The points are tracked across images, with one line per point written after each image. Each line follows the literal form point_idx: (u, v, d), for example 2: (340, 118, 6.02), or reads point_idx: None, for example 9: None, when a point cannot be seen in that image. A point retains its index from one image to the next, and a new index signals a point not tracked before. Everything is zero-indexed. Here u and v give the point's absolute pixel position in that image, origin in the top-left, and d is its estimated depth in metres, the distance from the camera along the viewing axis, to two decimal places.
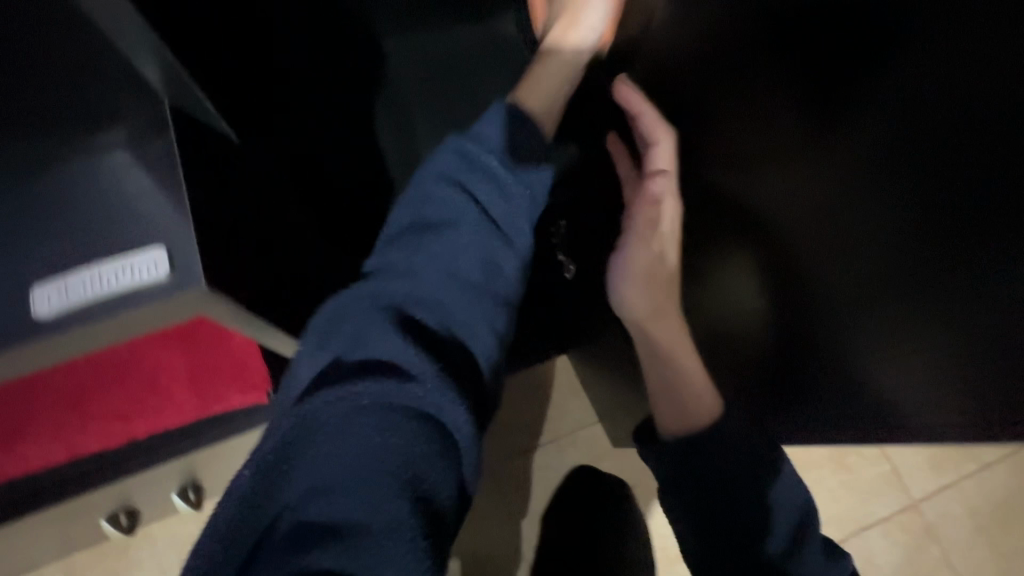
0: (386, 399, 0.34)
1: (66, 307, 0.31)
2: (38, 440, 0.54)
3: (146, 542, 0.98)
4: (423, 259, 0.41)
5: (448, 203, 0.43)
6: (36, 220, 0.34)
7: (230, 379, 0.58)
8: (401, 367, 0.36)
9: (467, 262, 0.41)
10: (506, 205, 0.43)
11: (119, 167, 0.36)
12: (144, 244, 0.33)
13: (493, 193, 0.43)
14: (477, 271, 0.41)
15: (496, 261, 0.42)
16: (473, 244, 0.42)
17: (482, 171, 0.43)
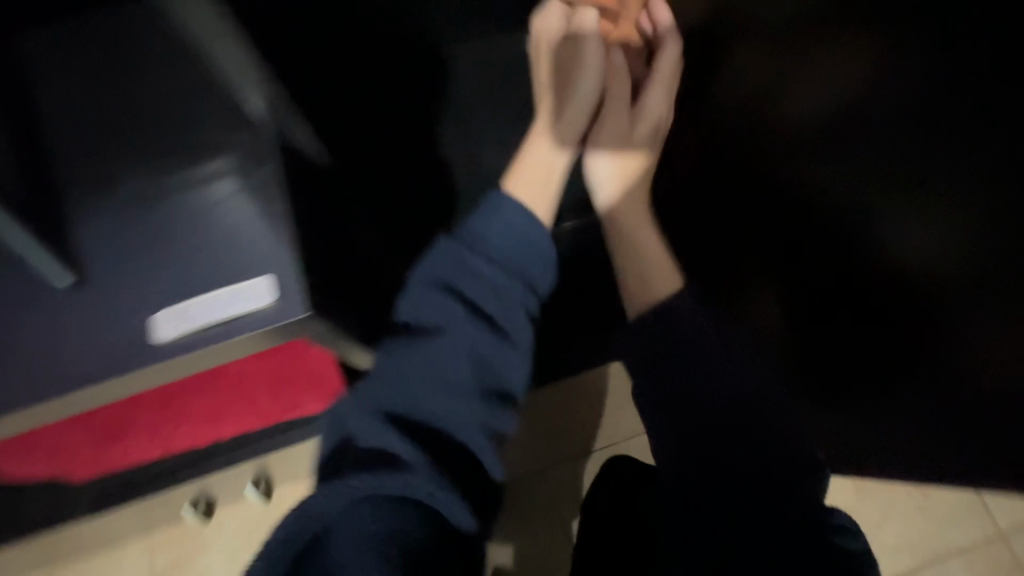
0: (381, 493, 0.30)
1: (179, 333, 0.33)
2: (137, 436, 0.58)
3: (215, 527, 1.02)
4: (420, 344, 0.35)
5: (449, 284, 0.37)
6: (150, 246, 0.36)
7: (305, 388, 0.60)
8: (392, 459, 0.31)
9: (465, 352, 0.35)
10: (507, 277, 0.37)
11: (223, 196, 0.37)
12: (251, 272, 0.34)
13: (496, 269, 0.37)
14: (475, 362, 0.35)
15: (490, 358, 0.36)
16: (452, 349, 0.35)
17: (477, 259, 0.37)
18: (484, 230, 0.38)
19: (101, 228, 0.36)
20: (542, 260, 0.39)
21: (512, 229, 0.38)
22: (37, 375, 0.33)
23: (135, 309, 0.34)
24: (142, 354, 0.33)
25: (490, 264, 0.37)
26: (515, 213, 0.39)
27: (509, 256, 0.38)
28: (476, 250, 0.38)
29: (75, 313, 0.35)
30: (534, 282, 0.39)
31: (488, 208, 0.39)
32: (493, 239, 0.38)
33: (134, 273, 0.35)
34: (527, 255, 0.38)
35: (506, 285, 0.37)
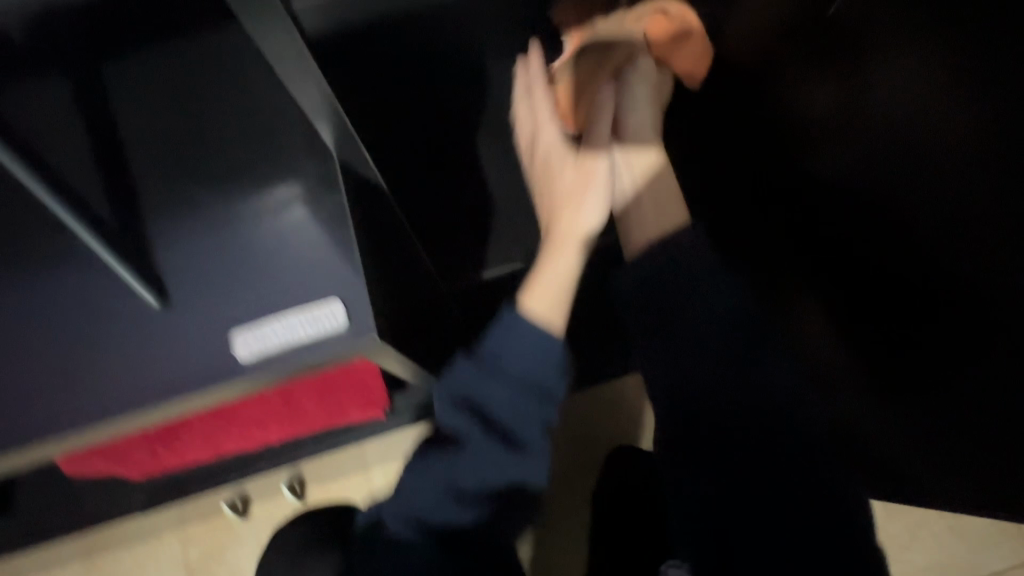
0: (406, 539, 0.43)
1: (259, 353, 0.35)
2: (192, 437, 0.60)
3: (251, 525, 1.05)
4: (438, 450, 0.42)
5: (458, 406, 0.40)
6: (224, 271, 0.38)
7: (351, 398, 0.61)
8: (416, 522, 0.43)
9: (468, 467, 0.40)
10: (508, 405, 0.40)
11: (294, 222, 0.39)
12: (322, 295, 0.37)
13: (499, 397, 0.39)
14: (477, 474, 0.40)
15: (494, 470, 0.40)
16: (475, 462, 0.40)
17: (494, 382, 0.39)
18: (501, 351, 0.39)
19: (182, 250, 0.39)
20: (556, 376, 0.40)
21: (528, 351, 0.39)
22: (127, 388, 0.36)
23: (214, 330, 0.37)
24: (223, 372, 0.36)
25: (493, 393, 0.40)
26: (531, 333, 0.39)
27: (525, 381, 0.39)
28: (480, 379, 0.40)
29: (161, 330, 0.37)
30: (541, 405, 0.40)
31: (504, 328, 0.40)
32: (508, 363, 0.39)
33: (212, 296, 0.37)
34: (540, 377, 0.40)
35: (521, 405, 0.40)
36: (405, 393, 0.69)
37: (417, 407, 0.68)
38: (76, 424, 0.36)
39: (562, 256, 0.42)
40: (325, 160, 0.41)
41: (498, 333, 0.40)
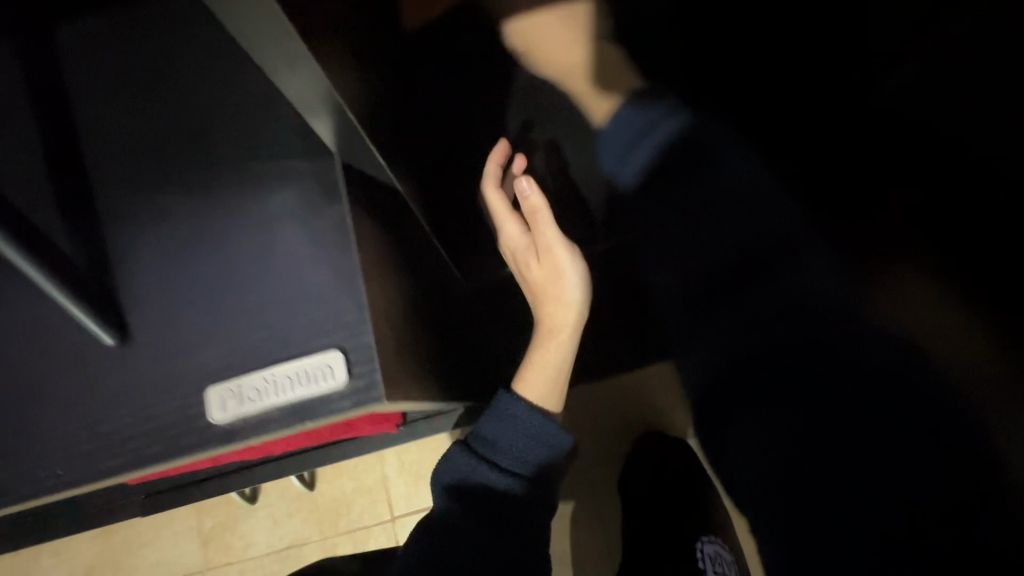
0: None
1: (239, 416, 0.28)
2: None
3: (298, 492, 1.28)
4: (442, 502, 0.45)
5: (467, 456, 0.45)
6: (195, 307, 0.30)
7: None
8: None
9: (467, 511, 0.43)
10: (511, 454, 0.45)
11: (284, 244, 0.31)
12: (318, 344, 0.29)
13: (503, 447, 0.45)
14: (475, 518, 0.43)
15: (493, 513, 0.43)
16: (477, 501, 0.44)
17: (485, 464, 0.44)
18: (491, 433, 0.46)
19: (145, 274, 0.31)
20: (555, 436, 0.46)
21: (517, 430, 0.45)
22: (77, 449, 0.29)
23: (185, 379, 0.29)
24: (191, 436, 0.28)
25: (499, 444, 0.45)
26: (521, 413, 0.46)
27: (510, 464, 0.45)
28: (488, 430, 0.46)
29: (114, 377, 0.29)
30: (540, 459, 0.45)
31: (497, 412, 0.47)
32: (498, 444, 0.45)
33: (180, 339, 0.30)
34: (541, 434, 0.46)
35: (506, 487, 0.44)
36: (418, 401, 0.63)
37: (432, 416, 0.62)
38: (14, 493, 0.29)
39: (552, 346, 0.49)
40: (327, 162, 0.32)
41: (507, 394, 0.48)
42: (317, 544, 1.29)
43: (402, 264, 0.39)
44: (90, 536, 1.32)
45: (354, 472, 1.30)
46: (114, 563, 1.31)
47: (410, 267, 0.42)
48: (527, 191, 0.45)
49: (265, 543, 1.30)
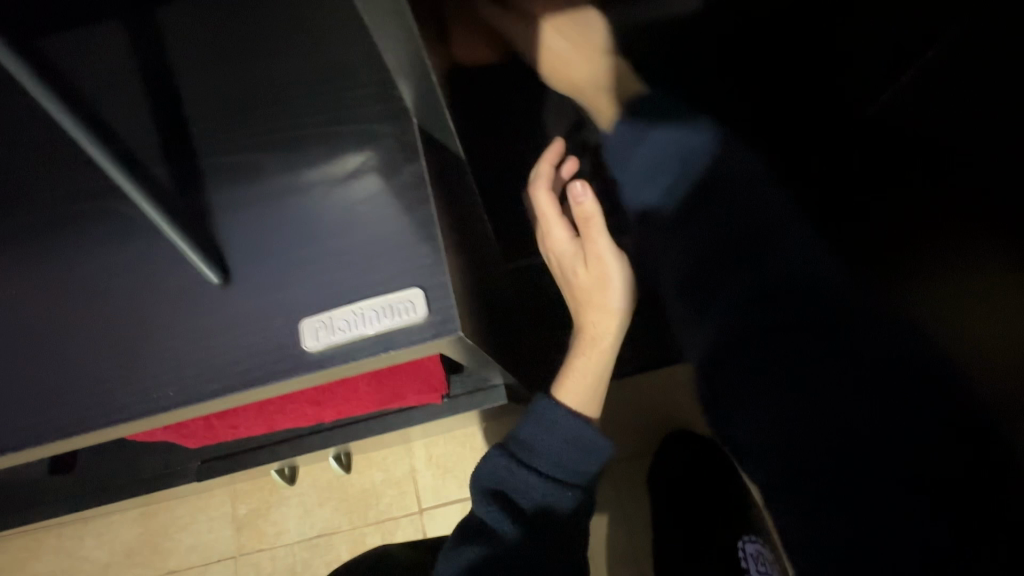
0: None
1: (331, 344, 0.31)
2: (247, 411, 0.60)
3: (328, 481, 1.35)
4: (491, 498, 0.50)
5: (512, 460, 0.50)
6: (286, 252, 0.34)
7: (406, 380, 0.59)
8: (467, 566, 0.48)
9: (519, 506, 0.50)
10: (551, 457, 0.50)
11: (368, 196, 0.34)
12: (399, 282, 0.32)
13: (544, 453, 0.50)
14: (527, 513, 0.49)
15: (542, 509, 0.50)
16: (527, 498, 0.50)
17: (528, 467, 0.50)
18: (530, 438, 0.51)
19: (245, 223, 0.35)
20: (595, 440, 0.51)
21: (556, 436, 0.50)
22: (183, 373, 0.32)
23: (280, 312, 0.32)
24: (286, 364, 0.31)
25: (540, 449, 0.50)
26: (560, 419, 0.51)
27: (551, 466, 0.50)
28: (530, 435, 0.51)
29: (213, 314, 0.33)
30: (581, 460, 0.51)
31: (533, 418, 0.52)
32: (538, 448, 0.51)
33: (273, 277, 0.33)
34: (580, 438, 0.51)
35: (550, 488, 0.50)
36: (460, 375, 0.66)
37: (473, 390, 0.65)
38: (122, 414, 0.32)
39: (597, 346, 0.58)
40: (404, 125, 0.35)
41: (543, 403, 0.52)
42: (346, 533, 1.32)
43: (462, 230, 0.43)
44: (132, 518, 1.38)
45: (384, 463, 1.34)
46: (154, 546, 1.36)
47: (467, 236, 0.45)
48: (582, 198, 0.54)
49: (296, 531, 1.34)
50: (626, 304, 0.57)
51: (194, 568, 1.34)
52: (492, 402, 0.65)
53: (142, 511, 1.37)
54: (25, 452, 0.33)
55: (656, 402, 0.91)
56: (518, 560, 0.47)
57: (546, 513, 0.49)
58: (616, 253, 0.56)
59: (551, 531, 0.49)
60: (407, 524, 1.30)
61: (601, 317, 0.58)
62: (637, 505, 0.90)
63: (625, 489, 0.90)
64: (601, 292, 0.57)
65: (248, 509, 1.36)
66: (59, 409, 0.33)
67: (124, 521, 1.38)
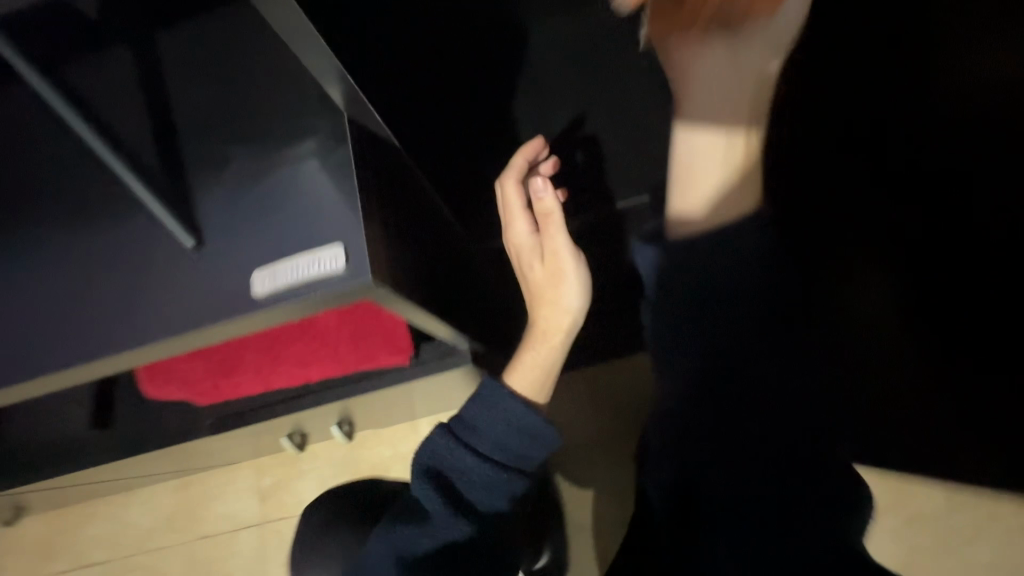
0: (391, 539, 0.59)
1: (273, 289, 0.39)
2: (247, 372, 0.71)
3: (342, 456, 1.46)
4: (431, 473, 0.59)
5: (452, 442, 0.59)
6: (243, 219, 0.42)
7: (379, 343, 0.69)
8: (404, 527, 0.59)
9: (455, 479, 0.59)
10: (487, 441, 0.58)
11: (307, 177, 0.43)
12: (325, 241, 0.40)
13: (482, 435, 0.58)
14: (461, 485, 0.58)
15: (472, 486, 0.58)
16: (462, 473, 0.58)
17: (464, 447, 0.58)
18: (471, 418, 0.59)
19: (214, 198, 0.43)
20: (531, 424, 0.58)
21: (494, 421, 0.58)
22: (164, 314, 0.41)
23: (236, 268, 0.41)
24: (240, 306, 0.40)
25: (480, 432, 0.59)
26: (499, 405, 0.59)
27: (487, 447, 0.58)
28: (473, 419, 0.59)
29: (187, 269, 0.42)
30: (515, 442, 0.58)
31: (476, 402, 0.60)
32: (478, 429, 0.59)
33: (232, 239, 0.42)
34: (518, 424, 0.58)
35: (483, 466, 0.58)
36: (431, 344, 0.75)
37: (442, 356, 0.74)
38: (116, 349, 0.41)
39: (548, 343, 0.65)
40: (336, 118, 0.44)
41: (490, 391, 0.60)
42: None
43: (400, 207, 0.52)
44: (171, 488, 1.53)
45: (392, 439, 1.44)
46: (190, 512, 1.51)
47: (408, 215, 0.54)
48: (543, 193, 0.62)
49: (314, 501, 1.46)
50: (583, 298, 0.64)
51: (225, 533, 1.48)
52: (458, 365, 0.74)
53: (180, 482, 1.52)
54: (52, 380, 0.43)
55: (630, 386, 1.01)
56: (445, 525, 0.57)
57: (477, 487, 0.58)
58: (571, 252, 0.63)
59: (480, 502, 0.58)
60: None
61: (559, 307, 0.65)
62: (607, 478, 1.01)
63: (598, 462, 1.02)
64: (557, 287, 0.65)
65: (272, 481, 1.49)
66: (69, 343, 0.42)
67: (164, 489, 1.53)
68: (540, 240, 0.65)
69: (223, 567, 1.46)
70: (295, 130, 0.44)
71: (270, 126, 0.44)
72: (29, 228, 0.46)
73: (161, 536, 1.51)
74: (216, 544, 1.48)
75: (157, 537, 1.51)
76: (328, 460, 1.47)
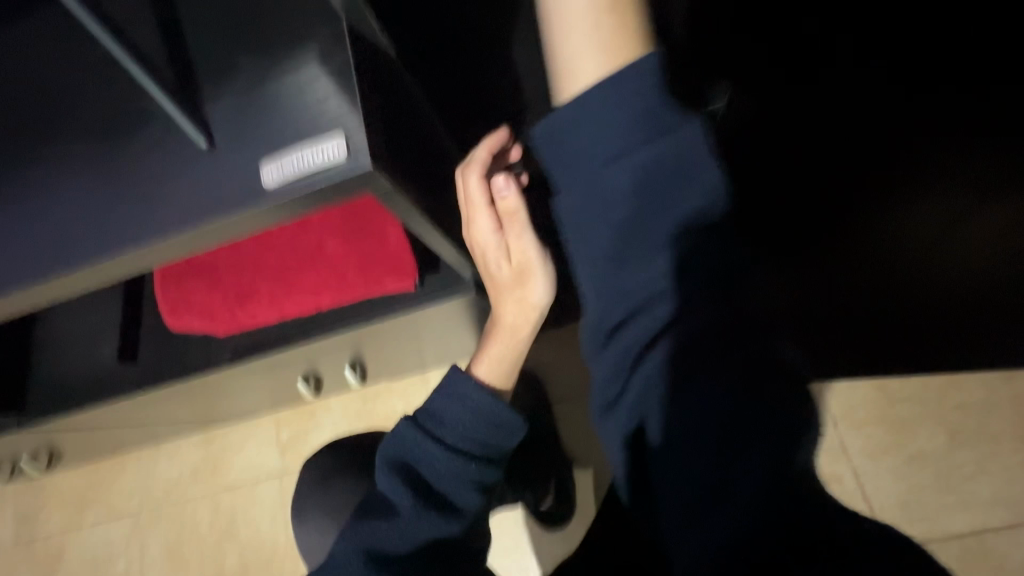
0: (359, 532, 0.66)
1: (282, 179, 0.43)
2: (261, 301, 0.75)
3: (354, 410, 1.52)
4: (396, 467, 0.66)
5: (414, 437, 0.66)
6: (253, 121, 0.46)
7: (384, 269, 0.72)
8: (369, 519, 0.66)
9: (419, 471, 0.66)
10: (449, 432, 0.65)
11: (307, 82, 0.45)
12: (327, 134, 0.43)
13: (443, 428, 0.66)
14: (425, 476, 0.65)
15: (435, 476, 0.65)
16: (426, 464, 0.65)
17: (425, 440, 0.65)
18: (435, 411, 0.67)
19: (226, 104, 0.47)
20: (489, 414, 0.66)
21: (455, 414, 0.66)
22: (187, 209, 0.45)
23: (248, 163, 0.45)
24: (253, 197, 0.44)
25: (440, 426, 0.66)
26: (458, 400, 0.66)
27: (450, 437, 0.65)
28: (435, 414, 0.67)
29: (205, 168, 0.46)
30: (473, 433, 0.65)
31: (438, 397, 0.67)
32: (440, 422, 0.66)
33: (245, 139, 0.45)
34: (474, 415, 0.66)
35: (445, 456, 0.65)
36: (436, 274, 0.79)
37: (445, 284, 0.78)
38: (148, 239, 0.46)
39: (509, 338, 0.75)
40: (335, 22, 0.46)
41: (450, 390, 0.67)
42: None
43: (401, 121, 0.55)
44: (195, 443, 1.60)
45: (404, 392, 1.50)
46: (214, 464, 1.58)
47: (409, 133, 0.57)
48: (505, 195, 0.64)
49: None
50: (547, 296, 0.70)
51: (247, 484, 1.55)
52: (460, 293, 0.78)
53: (204, 437, 1.60)
54: (94, 271, 0.48)
55: None
56: (408, 515, 0.64)
57: (439, 476, 0.65)
58: (538, 255, 0.68)
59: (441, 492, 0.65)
60: None
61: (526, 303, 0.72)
62: None
63: None
64: (525, 284, 0.71)
65: (290, 434, 1.55)
66: (108, 236, 0.47)
67: (189, 443, 1.60)
68: (503, 241, 0.68)
69: (247, 515, 1.53)
70: (297, 36, 0.46)
71: (274, 33, 0.47)
72: (58, 138, 0.49)
73: (187, 487, 1.59)
74: (239, 494, 1.55)
75: (184, 489, 1.59)
76: (343, 412, 1.53)
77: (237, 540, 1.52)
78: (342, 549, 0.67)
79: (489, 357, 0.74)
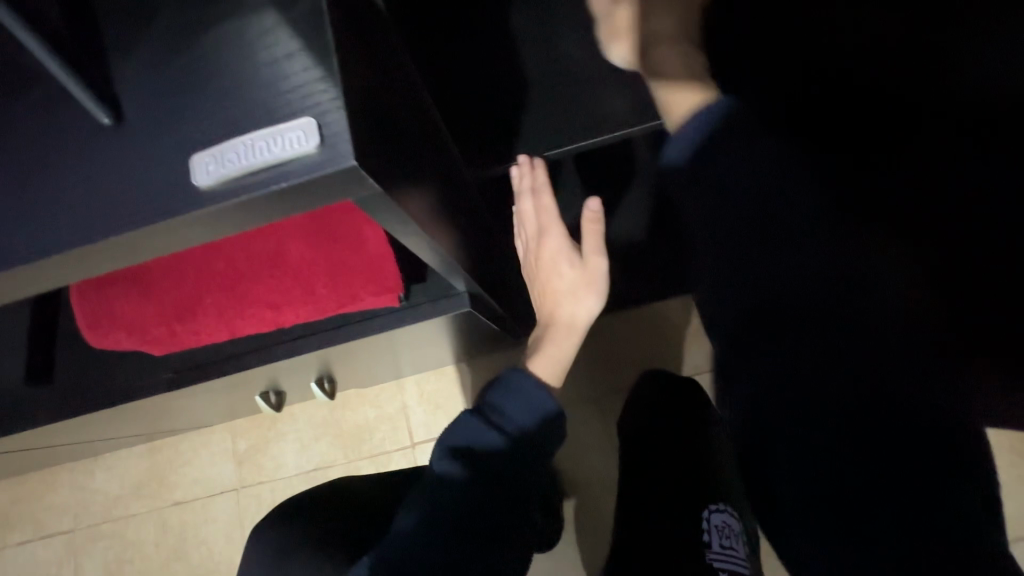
0: (407, 510, 0.61)
1: (221, 177, 0.29)
2: (206, 316, 0.61)
3: (320, 418, 1.38)
4: (451, 449, 0.62)
5: (472, 420, 0.63)
6: (179, 87, 0.31)
7: (362, 281, 0.60)
8: (416, 499, 0.62)
9: (475, 452, 0.62)
10: (505, 413, 0.63)
11: (264, 41, 0.31)
12: (291, 115, 0.30)
13: (499, 408, 0.64)
14: (481, 457, 0.61)
15: (490, 455, 0.61)
16: (483, 444, 0.62)
17: (483, 423, 0.63)
18: (491, 397, 0.65)
19: (139, 57, 0.32)
20: (542, 396, 0.65)
21: (511, 395, 0.65)
22: (80, 214, 0.31)
23: (170, 151, 0.31)
24: (177, 202, 0.30)
25: (497, 407, 0.64)
26: (515, 381, 0.66)
27: (511, 426, 0.63)
28: (490, 396, 0.65)
29: (102, 154, 0.31)
30: (529, 413, 0.64)
31: (493, 383, 0.66)
32: (496, 404, 0.64)
33: (165, 113, 0.31)
34: (530, 399, 0.64)
35: (500, 437, 0.62)
36: (423, 285, 0.67)
37: (435, 298, 0.66)
38: (8, 256, 0.31)
39: (570, 341, 0.71)
40: None
41: (505, 375, 0.67)
42: (342, 466, 1.35)
43: (378, 101, 0.42)
44: (138, 454, 1.43)
45: (376, 400, 1.37)
46: (161, 478, 1.42)
47: (388, 116, 0.44)
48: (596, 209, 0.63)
49: (294, 465, 1.37)
50: (602, 298, 0.69)
51: (200, 499, 1.40)
52: (452, 308, 0.65)
53: (148, 447, 1.43)
54: None
55: (639, 333, 1.23)
56: (461, 489, 0.60)
57: (496, 458, 0.61)
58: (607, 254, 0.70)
59: (499, 476, 0.61)
60: (399, 457, 1.33)
61: (581, 307, 0.71)
62: (610, 407, 1.23)
63: (600, 398, 1.24)
64: (588, 287, 0.70)
65: (248, 444, 1.40)
66: None
67: (132, 454, 1.43)
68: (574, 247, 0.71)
69: (199, 534, 1.38)
70: None
71: None
72: None
73: (129, 503, 1.42)
74: (190, 510, 1.39)
75: (126, 505, 1.42)
76: (308, 420, 1.39)
77: (187, 562, 1.37)
78: (391, 536, 0.61)
79: (547, 355, 0.69)
